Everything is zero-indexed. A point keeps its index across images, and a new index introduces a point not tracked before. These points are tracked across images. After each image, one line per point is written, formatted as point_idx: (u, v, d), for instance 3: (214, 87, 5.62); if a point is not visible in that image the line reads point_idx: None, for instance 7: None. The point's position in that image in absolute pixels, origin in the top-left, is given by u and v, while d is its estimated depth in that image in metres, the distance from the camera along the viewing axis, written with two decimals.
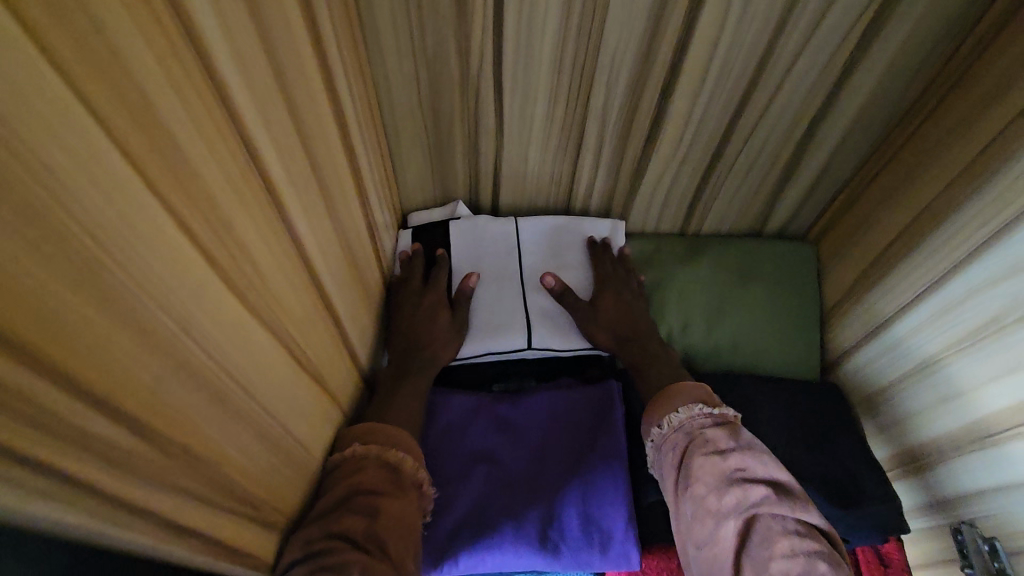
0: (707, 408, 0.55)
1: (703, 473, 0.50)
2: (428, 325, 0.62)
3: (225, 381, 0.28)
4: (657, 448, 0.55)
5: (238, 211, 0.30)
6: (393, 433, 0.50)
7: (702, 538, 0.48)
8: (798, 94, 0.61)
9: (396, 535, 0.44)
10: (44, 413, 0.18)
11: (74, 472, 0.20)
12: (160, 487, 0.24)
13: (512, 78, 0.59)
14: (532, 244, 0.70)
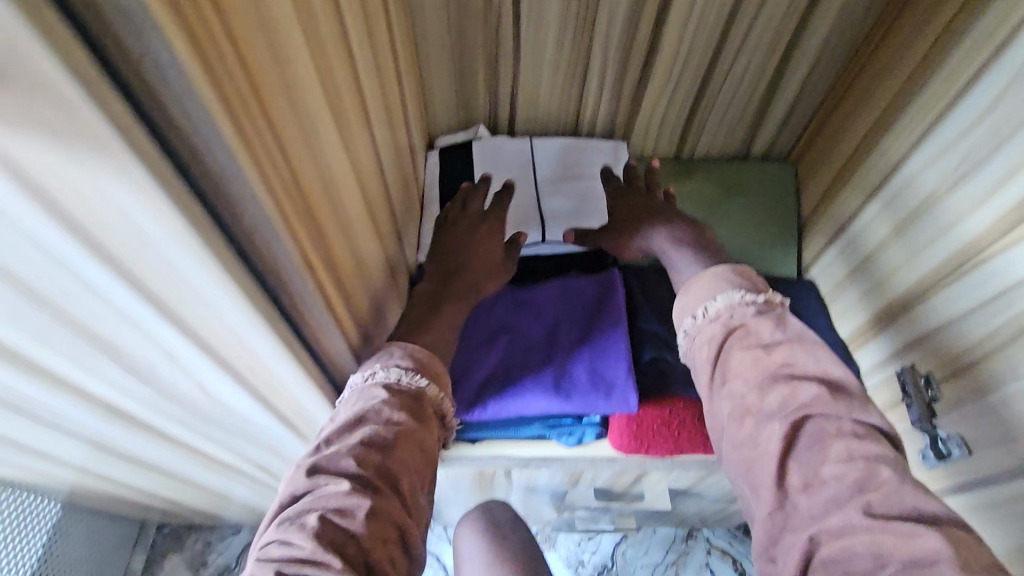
0: (750, 296, 0.58)
1: (741, 363, 0.53)
2: (481, 255, 0.70)
3: (324, 182, 0.39)
4: (693, 336, 0.59)
5: (333, 63, 0.40)
6: (426, 353, 0.56)
7: (743, 437, 0.51)
8: (775, 20, 0.70)
9: (408, 467, 0.49)
10: (256, 135, 0.29)
11: (269, 183, 0.30)
12: (300, 227, 0.35)
13: (526, 7, 0.68)
14: (546, 157, 0.81)
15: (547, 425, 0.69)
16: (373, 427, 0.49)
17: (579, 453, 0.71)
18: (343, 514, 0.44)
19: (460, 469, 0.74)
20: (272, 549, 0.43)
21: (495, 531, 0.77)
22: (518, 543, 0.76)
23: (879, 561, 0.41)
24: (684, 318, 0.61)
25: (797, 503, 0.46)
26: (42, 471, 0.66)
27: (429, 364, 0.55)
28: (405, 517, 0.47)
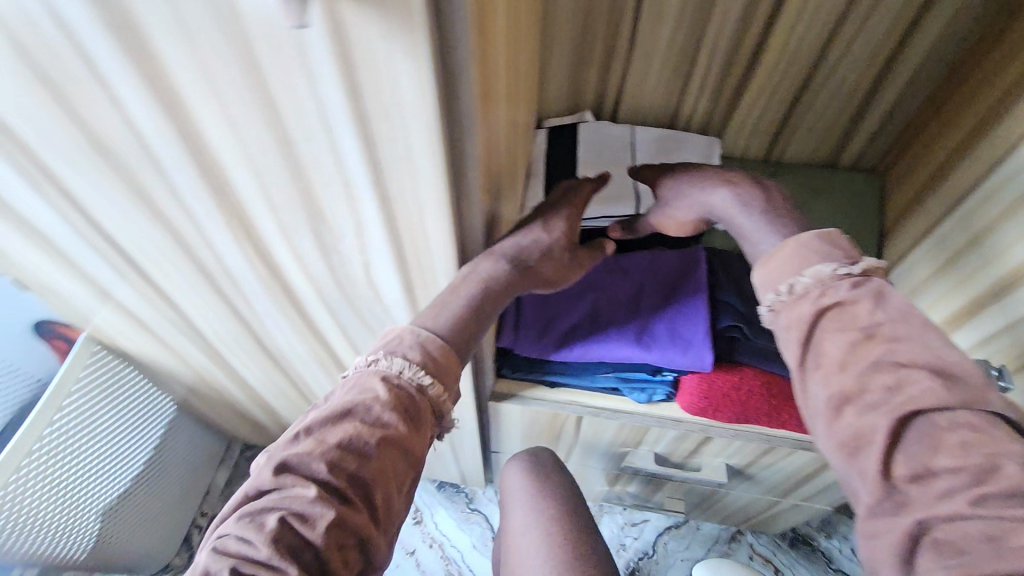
0: (843, 270, 0.56)
1: (834, 346, 0.53)
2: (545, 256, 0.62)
3: (495, 104, 0.48)
4: (781, 318, 0.58)
5: (511, 15, 0.49)
6: (442, 346, 0.55)
7: (846, 427, 0.51)
8: (878, 33, 0.76)
9: (386, 474, 0.50)
10: (480, 41, 0.38)
11: (479, 80, 0.39)
12: (483, 126, 0.43)
13: (648, 4, 0.76)
14: (645, 143, 0.88)
15: (620, 378, 0.75)
16: (356, 429, 0.49)
17: (647, 410, 0.78)
18: (303, 520, 0.45)
19: (535, 414, 0.81)
20: (228, 543, 0.45)
21: (540, 472, 0.83)
22: (561, 485, 0.82)
23: (993, 543, 0.41)
24: (766, 293, 0.60)
25: (906, 492, 0.47)
26: (189, 350, 0.79)
27: (442, 360, 0.55)
28: (372, 528, 0.48)
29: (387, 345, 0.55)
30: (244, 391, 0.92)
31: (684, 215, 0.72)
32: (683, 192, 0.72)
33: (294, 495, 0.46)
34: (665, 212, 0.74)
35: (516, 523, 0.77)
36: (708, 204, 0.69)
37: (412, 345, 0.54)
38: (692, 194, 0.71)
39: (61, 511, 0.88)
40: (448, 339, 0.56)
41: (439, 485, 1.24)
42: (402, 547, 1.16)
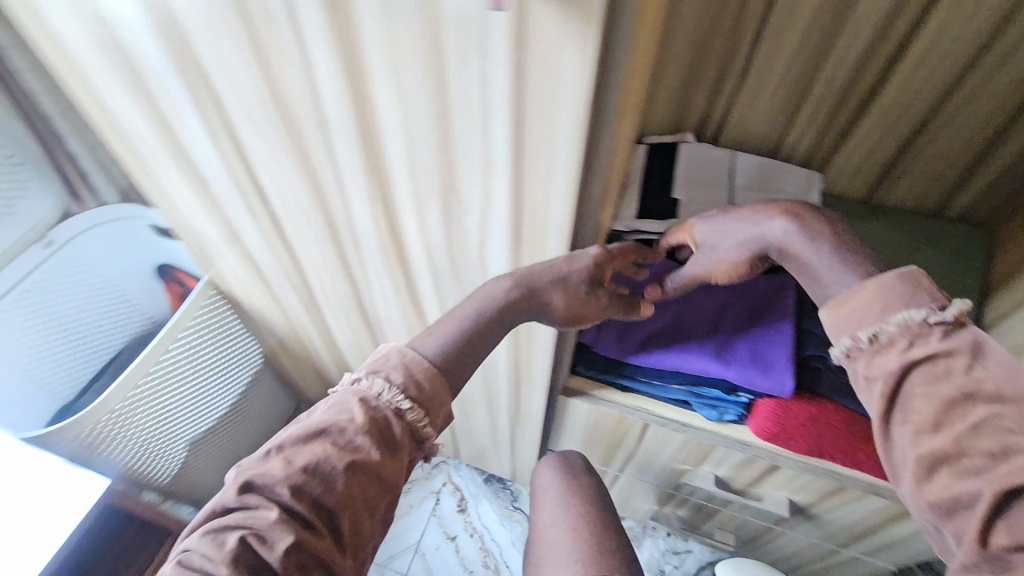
0: (935, 318, 0.51)
1: (924, 406, 0.49)
2: (562, 286, 0.58)
3: (631, 104, 0.51)
4: (860, 366, 0.55)
5: (652, 27, 0.52)
6: (429, 370, 0.55)
7: (937, 492, 0.47)
8: (1009, 79, 0.75)
9: (354, 499, 0.48)
10: (638, 39, 0.41)
11: (630, 74, 0.42)
12: (622, 119, 0.46)
13: (769, 34, 0.78)
14: (744, 168, 0.89)
15: (693, 393, 0.76)
16: (324, 451, 0.48)
17: (716, 428, 0.77)
18: (264, 540, 0.44)
19: (602, 415, 0.83)
20: (188, 558, 0.44)
21: (569, 472, 0.85)
22: (590, 487, 0.83)
23: None
24: (843, 337, 0.56)
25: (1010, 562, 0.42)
26: (294, 303, 0.86)
27: (428, 384, 0.54)
28: (337, 554, 0.47)
29: (373, 363, 0.55)
30: (329, 352, 0.99)
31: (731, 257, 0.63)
32: (723, 227, 0.63)
33: (255, 512, 0.45)
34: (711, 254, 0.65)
35: (543, 517, 0.79)
36: (762, 236, 0.61)
37: (394, 368, 0.54)
38: (735, 227, 0.62)
39: (159, 436, 0.96)
40: (438, 364, 0.56)
41: (485, 478, 1.27)
42: (445, 532, 1.19)
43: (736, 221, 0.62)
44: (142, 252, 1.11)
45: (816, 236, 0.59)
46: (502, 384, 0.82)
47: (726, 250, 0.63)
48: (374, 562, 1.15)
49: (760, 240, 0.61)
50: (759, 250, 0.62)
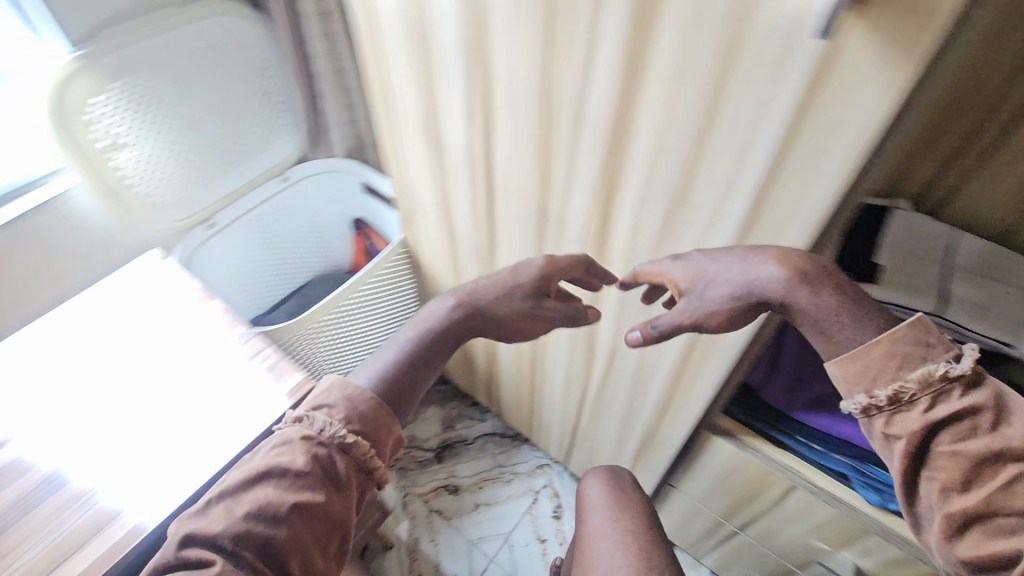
0: (956, 370, 0.46)
1: (951, 466, 0.45)
2: (496, 303, 0.67)
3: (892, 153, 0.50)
4: (877, 424, 0.49)
5: None
6: (372, 400, 0.58)
7: (966, 553, 0.44)
8: None
9: (304, 540, 0.50)
10: (938, 85, 0.41)
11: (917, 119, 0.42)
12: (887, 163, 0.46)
13: None
14: (967, 246, 0.76)
15: (856, 468, 0.70)
16: (268, 498, 0.50)
17: (878, 518, 0.70)
18: None
19: (743, 463, 0.79)
20: None
21: (617, 486, 0.84)
22: (637, 502, 0.82)
23: None
24: (856, 394, 0.50)
25: None
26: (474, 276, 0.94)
27: (370, 417, 0.57)
28: None
29: (315, 401, 0.58)
30: None
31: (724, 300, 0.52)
32: (716, 266, 0.53)
33: (199, 566, 0.47)
34: (704, 297, 0.53)
35: (592, 530, 0.78)
36: (756, 282, 0.51)
37: (337, 404, 0.57)
38: (725, 266, 0.52)
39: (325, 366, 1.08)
40: (380, 394, 0.59)
41: None
42: (536, 532, 1.21)
43: (728, 260, 0.52)
44: (346, 201, 1.26)
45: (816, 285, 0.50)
46: (648, 402, 0.83)
47: (721, 292, 0.52)
48: (467, 538, 1.20)
49: (754, 285, 0.51)
50: (752, 299, 0.52)
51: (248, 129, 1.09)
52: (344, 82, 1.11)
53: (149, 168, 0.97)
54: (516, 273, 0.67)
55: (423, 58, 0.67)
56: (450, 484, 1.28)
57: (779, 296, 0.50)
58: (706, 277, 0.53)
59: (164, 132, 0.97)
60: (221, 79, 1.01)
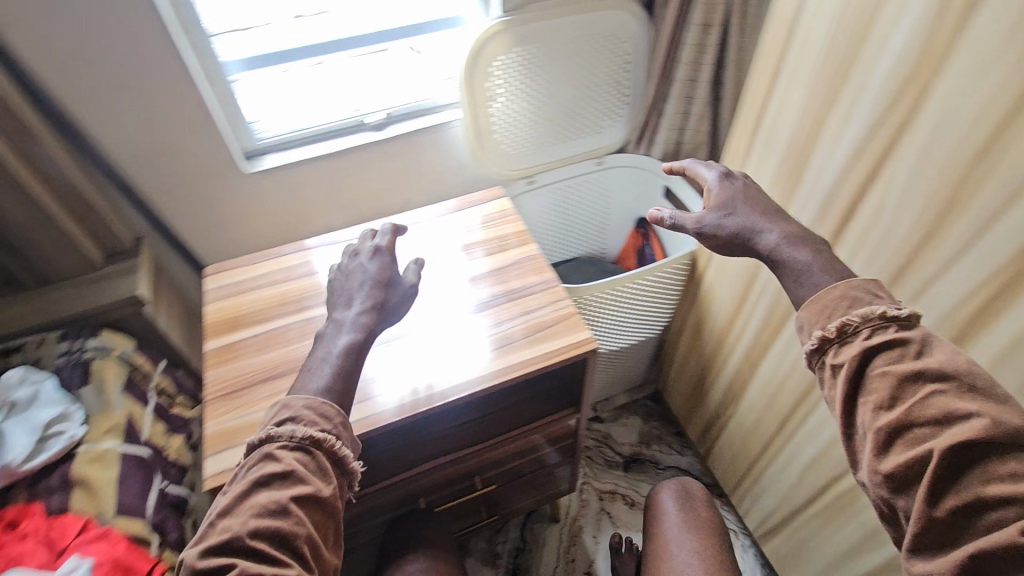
0: (895, 310, 0.54)
1: (881, 386, 0.51)
2: (386, 289, 0.70)
3: None
4: (828, 356, 0.56)
5: None
6: (328, 404, 0.60)
7: (890, 465, 0.49)
8: None
9: (308, 524, 0.53)
10: None
11: None
12: None
13: None
14: None
15: None
16: (265, 499, 0.53)
17: None
18: None
19: None
20: None
21: (687, 499, 0.96)
22: (707, 519, 0.93)
23: None
24: (808, 329, 0.58)
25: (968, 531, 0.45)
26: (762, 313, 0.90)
27: (320, 414, 0.59)
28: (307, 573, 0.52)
29: (276, 415, 0.59)
30: (737, 368, 1.01)
31: (732, 226, 0.67)
32: (743, 205, 0.69)
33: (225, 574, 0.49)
34: (722, 220, 0.68)
35: (665, 535, 0.91)
36: (761, 229, 0.65)
37: (295, 413, 0.58)
38: (749, 210, 0.68)
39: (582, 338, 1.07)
40: (328, 401, 0.61)
41: None
42: None
43: (751, 208, 0.68)
44: (642, 202, 1.33)
45: (807, 247, 0.63)
46: None
47: (731, 224, 0.67)
48: None
49: (757, 233, 0.66)
50: (751, 237, 0.66)
51: (592, 110, 1.20)
52: (692, 91, 1.14)
53: (510, 122, 1.14)
54: (381, 259, 0.73)
55: (827, 87, 0.68)
56: (629, 495, 1.27)
57: (771, 242, 0.64)
58: (732, 211, 0.68)
59: (532, 95, 1.12)
60: (593, 61, 1.13)
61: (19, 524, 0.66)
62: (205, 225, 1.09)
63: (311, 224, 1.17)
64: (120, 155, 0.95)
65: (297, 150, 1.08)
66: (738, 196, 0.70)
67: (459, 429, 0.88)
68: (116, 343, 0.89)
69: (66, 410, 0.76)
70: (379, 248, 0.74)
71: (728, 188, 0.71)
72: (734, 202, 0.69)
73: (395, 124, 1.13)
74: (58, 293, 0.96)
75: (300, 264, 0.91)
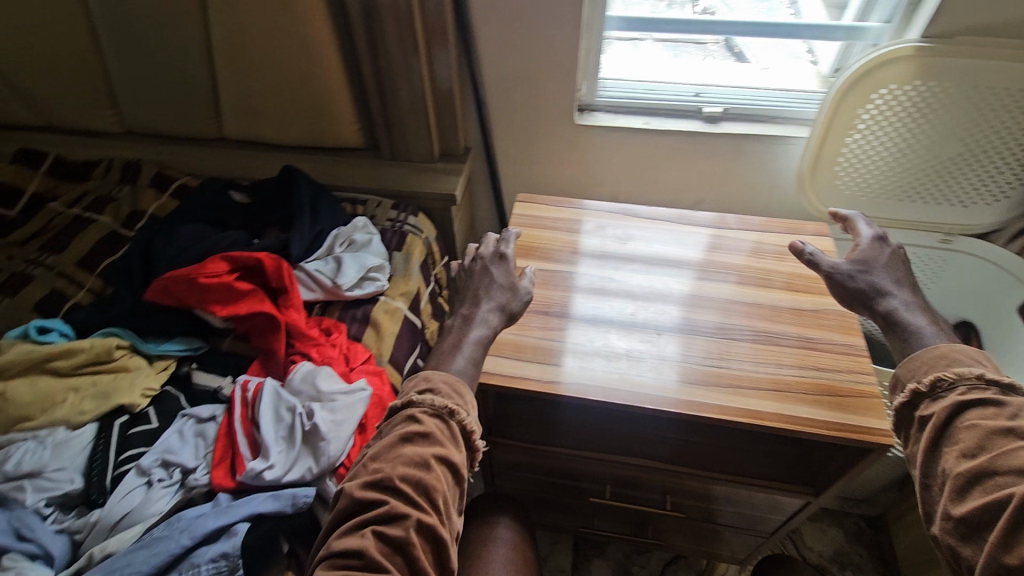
0: (997, 379, 0.54)
1: (967, 436, 0.51)
2: (510, 295, 0.68)
3: None
4: (920, 408, 0.57)
5: None
6: (458, 385, 0.57)
7: (963, 508, 0.48)
8: None
9: (443, 484, 0.51)
10: None
11: None
12: None
13: None
14: None
15: None
16: (408, 453, 0.51)
17: None
18: (391, 533, 0.47)
19: None
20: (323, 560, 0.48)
21: None
22: None
23: None
24: (904, 384, 0.58)
25: None
26: None
27: (454, 390, 0.57)
28: (441, 527, 0.49)
29: (416, 385, 0.57)
30: None
31: (869, 276, 0.67)
32: (882, 263, 0.69)
33: (371, 514, 0.48)
34: (855, 274, 0.68)
35: None
36: (897, 292, 0.66)
37: (433, 386, 0.56)
38: (886, 269, 0.68)
39: None
40: (459, 381, 0.58)
41: None
42: None
43: (890, 269, 0.68)
44: (980, 307, 1.06)
45: (933, 319, 0.63)
46: None
47: (867, 276, 0.67)
48: None
49: (887, 291, 0.66)
50: (882, 292, 0.66)
51: (970, 177, 0.99)
52: None
53: (864, 159, 1.00)
54: (503, 265, 0.71)
55: None
56: None
57: (893, 304, 0.65)
58: (868, 269, 0.68)
59: (909, 137, 0.96)
60: (1013, 127, 0.91)
61: (330, 335, 0.82)
62: (519, 156, 1.19)
63: (603, 189, 1.21)
64: (488, 73, 1.07)
65: (626, 117, 1.10)
66: (880, 252, 0.71)
67: (675, 442, 0.84)
68: (425, 228, 1.06)
69: (383, 264, 0.93)
70: (502, 254, 0.72)
71: (873, 242, 0.72)
72: (873, 255, 0.70)
73: (728, 122, 1.08)
74: (400, 169, 1.15)
75: (590, 221, 0.97)
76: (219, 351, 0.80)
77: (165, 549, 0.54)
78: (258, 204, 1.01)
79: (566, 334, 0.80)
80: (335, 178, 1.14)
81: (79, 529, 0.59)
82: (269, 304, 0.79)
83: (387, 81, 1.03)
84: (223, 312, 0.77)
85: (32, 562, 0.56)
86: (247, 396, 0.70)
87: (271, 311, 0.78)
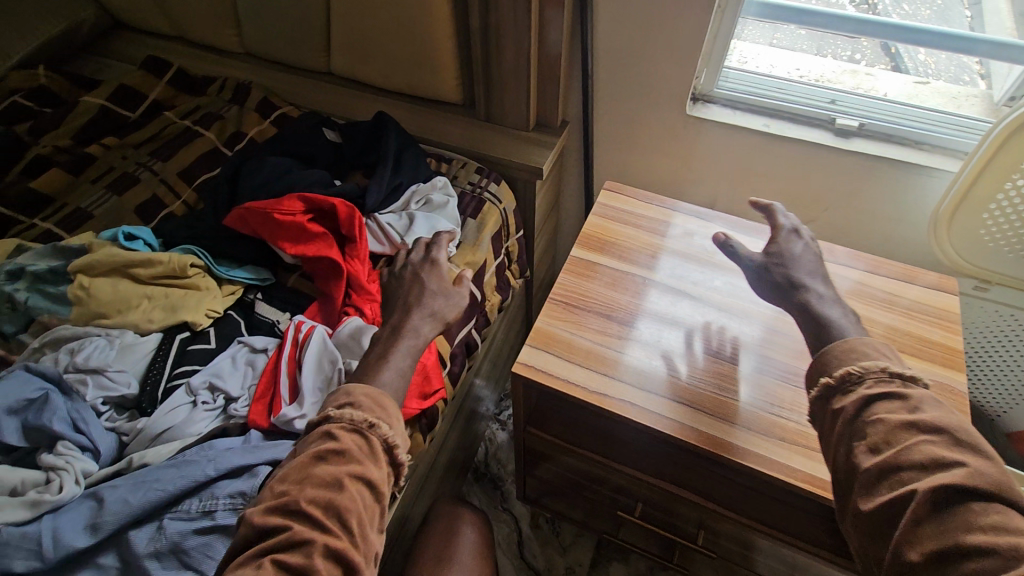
0: (897, 373, 0.53)
1: (875, 430, 0.50)
2: (442, 300, 0.72)
3: None
4: (829, 400, 0.55)
5: None
6: (379, 399, 0.58)
7: (870, 504, 0.47)
8: None
9: (357, 502, 0.49)
10: None
11: None
12: None
13: None
14: None
15: None
16: (320, 471, 0.50)
17: None
18: (295, 557, 0.45)
19: None
20: None
21: None
22: None
23: None
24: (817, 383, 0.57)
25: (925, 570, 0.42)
26: None
27: (375, 406, 0.57)
28: (352, 549, 0.47)
29: (336, 403, 0.57)
30: None
31: (789, 269, 0.65)
32: (802, 257, 0.67)
33: (276, 536, 0.47)
34: (773, 268, 0.66)
35: None
36: (809, 286, 0.64)
37: (351, 405, 0.56)
38: (805, 262, 0.66)
39: None
40: (381, 399, 0.58)
41: None
42: None
43: (807, 262, 0.66)
44: None
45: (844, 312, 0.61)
46: None
47: (788, 269, 0.65)
48: None
49: (803, 285, 0.64)
50: (801, 283, 0.64)
51: None
52: None
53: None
54: (435, 270, 0.75)
55: None
56: None
57: (810, 297, 0.63)
58: (786, 260, 0.66)
59: None
60: None
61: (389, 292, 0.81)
62: (619, 138, 1.11)
63: (705, 189, 1.11)
64: (602, 44, 0.99)
65: (745, 116, 0.99)
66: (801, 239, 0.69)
67: (725, 482, 0.78)
68: (505, 199, 1.03)
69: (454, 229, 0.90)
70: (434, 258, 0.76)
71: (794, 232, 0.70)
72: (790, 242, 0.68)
73: (862, 139, 0.94)
74: (495, 132, 1.11)
75: (680, 222, 0.89)
76: (285, 287, 0.82)
77: (193, 474, 0.57)
78: (346, 147, 1.01)
79: (622, 342, 0.74)
80: (428, 131, 1.12)
81: (128, 432, 0.63)
82: (336, 251, 0.79)
83: (495, 41, 0.98)
84: (291, 251, 0.79)
85: (82, 453, 0.60)
86: (298, 336, 0.71)
87: (336, 258, 0.78)
